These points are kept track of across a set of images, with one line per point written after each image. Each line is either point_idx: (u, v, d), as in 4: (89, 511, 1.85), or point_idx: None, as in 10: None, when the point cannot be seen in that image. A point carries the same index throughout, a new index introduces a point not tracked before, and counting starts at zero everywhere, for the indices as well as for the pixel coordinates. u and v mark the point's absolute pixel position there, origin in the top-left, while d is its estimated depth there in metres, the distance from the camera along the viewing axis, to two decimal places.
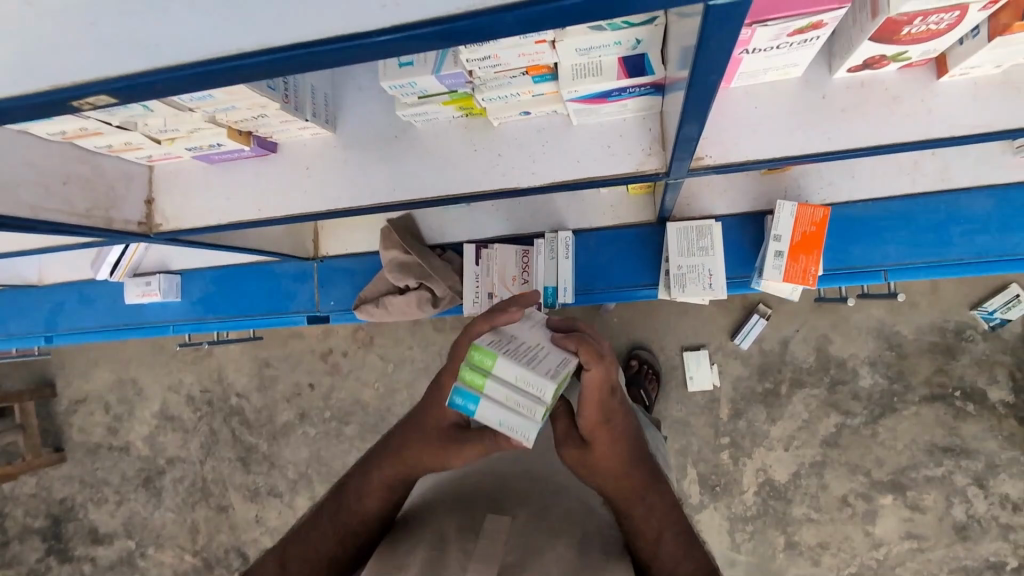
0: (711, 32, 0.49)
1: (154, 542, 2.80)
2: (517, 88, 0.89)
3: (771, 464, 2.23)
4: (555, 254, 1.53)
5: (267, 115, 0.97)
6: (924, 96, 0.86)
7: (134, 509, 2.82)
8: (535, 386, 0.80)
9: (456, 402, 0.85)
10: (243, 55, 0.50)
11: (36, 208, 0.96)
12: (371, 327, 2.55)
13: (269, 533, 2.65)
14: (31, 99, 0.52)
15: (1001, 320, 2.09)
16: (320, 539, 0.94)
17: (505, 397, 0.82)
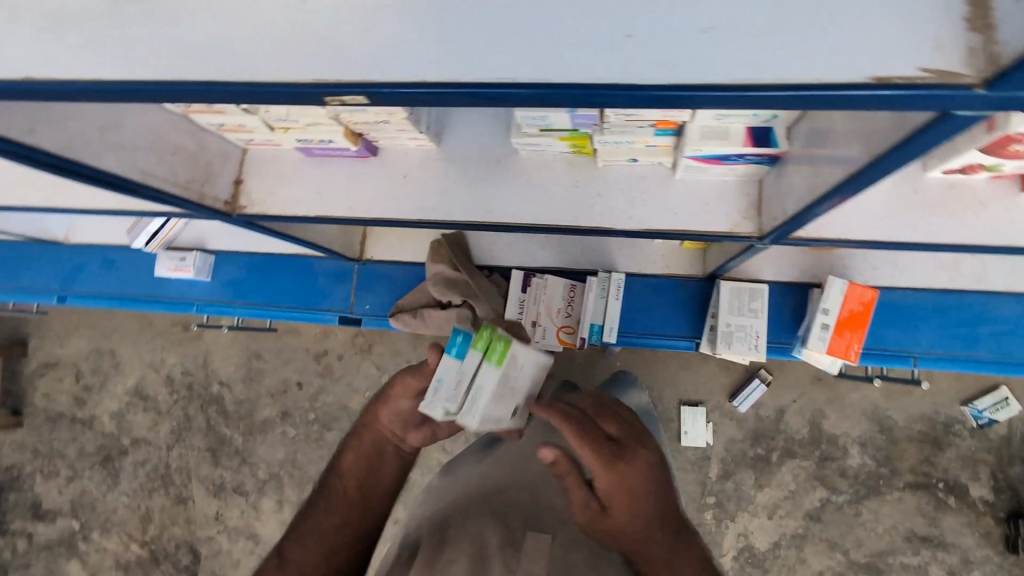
0: (917, 139, 0.51)
1: (101, 526, 2.55)
2: (635, 136, 0.94)
3: (752, 531, 2.11)
4: (606, 295, 1.57)
5: (389, 122, 1.00)
6: (1004, 205, 0.94)
7: (86, 489, 2.57)
8: (473, 406, 0.97)
9: (461, 338, 0.98)
10: (515, 85, 0.47)
11: (145, 173, 0.95)
12: (371, 333, 2.42)
13: (228, 534, 2.44)
14: (230, 89, 0.51)
15: (990, 420, 2.04)
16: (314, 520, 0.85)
17: (460, 372, 0.98)
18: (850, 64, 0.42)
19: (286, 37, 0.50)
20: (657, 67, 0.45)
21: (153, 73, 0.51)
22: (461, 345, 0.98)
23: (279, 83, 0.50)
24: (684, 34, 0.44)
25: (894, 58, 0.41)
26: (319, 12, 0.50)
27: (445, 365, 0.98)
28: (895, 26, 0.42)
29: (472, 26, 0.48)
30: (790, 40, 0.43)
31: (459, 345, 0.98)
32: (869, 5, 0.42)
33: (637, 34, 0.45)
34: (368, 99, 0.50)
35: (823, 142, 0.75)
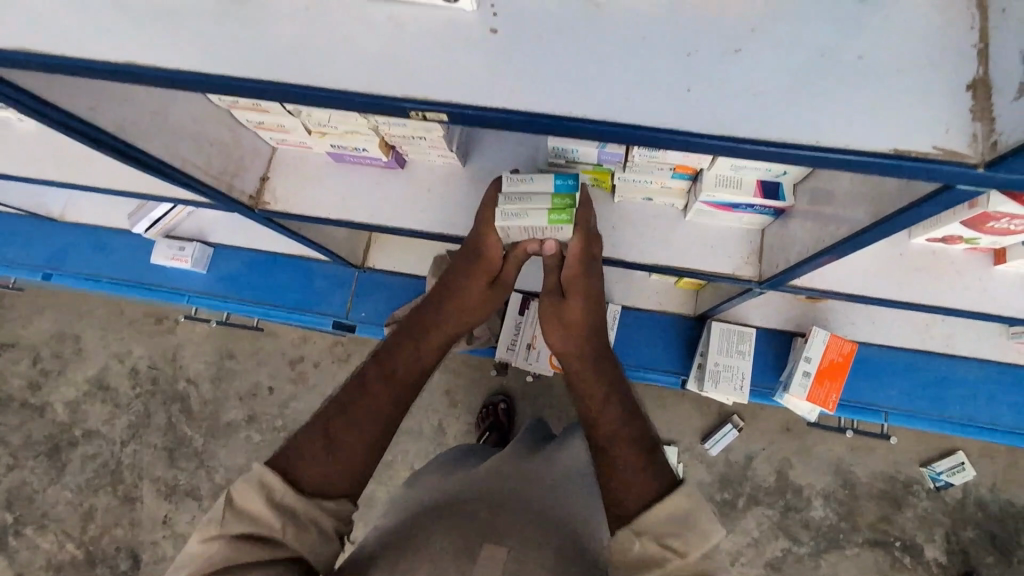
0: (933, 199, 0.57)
1: (36, 521, 2.42)
2: (654, 177, 1.01)
3: None
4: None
5: (425, 139, 1.04)
6: (980, 276, 1.03)
7: (26, 480, 2.45)
8: (514, 217, 0.94)
9: (574, 184, 0.92)
10: (584, 119, 0.52)
11: (185, 161, 0.99)
12: (353, 343, 2.42)
13: (173, 540, 2.35)
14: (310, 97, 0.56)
15: (947, 483, 2.13)
16: (374, 406, 0.91)
17: (533, 194, 0.94)
18: (874, 135, 0.48)
19: (368, 65, 0.56)
20: (712, 118, 0.51)
21: (228, 72, 0.57)
22: (568, 185, 0.92)
23: (365, 95, 0.56)
24: (737, 95, 0.51)
25: (913, 136, 0.48)
26: (404, 44, 0.56)
27: (541, 183, 0.93)
28: (913, 108, 0.48)
29: (547, 63, 0.54)
30: (826, 107, 0.49)
31: (566, 184, 0.92)
32: (894, 87, 0.49)
33: (694, 90, 0.51)
34: (447, 117, 0.56)
35: (829, 202, 0.82)
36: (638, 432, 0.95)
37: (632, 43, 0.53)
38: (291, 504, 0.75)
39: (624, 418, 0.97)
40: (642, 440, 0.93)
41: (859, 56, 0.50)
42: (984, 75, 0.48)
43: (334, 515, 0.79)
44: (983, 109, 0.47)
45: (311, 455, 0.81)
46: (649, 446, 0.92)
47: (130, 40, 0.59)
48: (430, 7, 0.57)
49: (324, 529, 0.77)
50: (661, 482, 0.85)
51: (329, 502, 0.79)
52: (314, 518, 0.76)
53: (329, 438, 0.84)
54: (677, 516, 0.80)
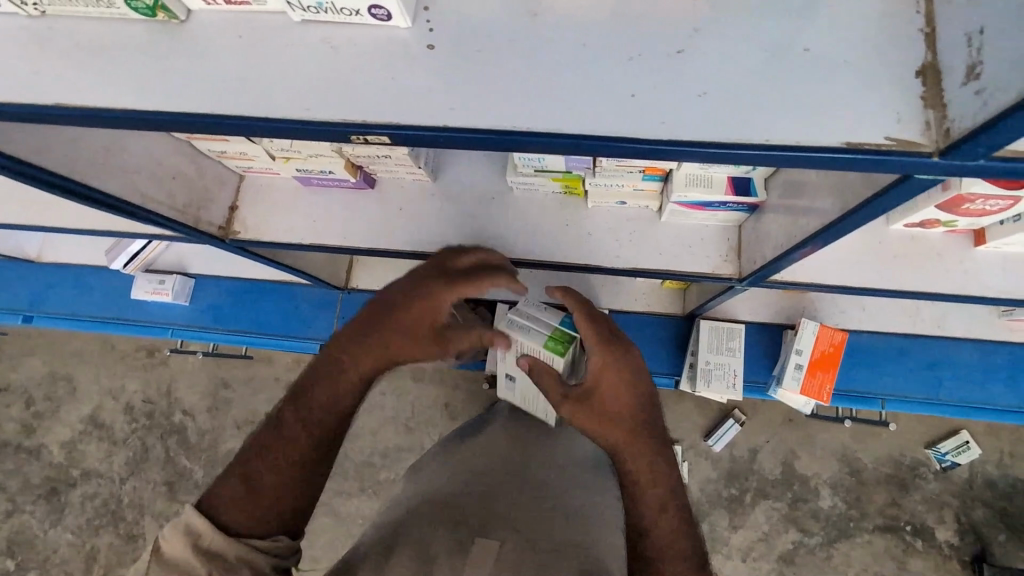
0: (902, 188, 0.54)
1: (38, 567, 2.37)
2: (624, 180, 0.99)
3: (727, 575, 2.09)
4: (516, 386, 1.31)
5: (391, 157, 1.02)
6: (961, 257, 1.01)
7: (25, 525, 2.41)
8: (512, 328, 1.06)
9: None
10: (528, 133, 0.50)
11: (145, 197, 0.97)
12: None
13: None
14: (250, 124, 0.54)
15: (953, 463, 2.10)
16: (295, 450, 0.82)
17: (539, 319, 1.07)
18: (824, 130, 0.46)
19: (307, 88, 0.54)
20: (660, 123, 0.49)
21: (166, 104, 0.55)
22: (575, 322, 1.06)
23: (304, 120, 0.54)
24: (684, 97, 0.49)
25: (865, 128, 0.46)
26: (341, 66, 0.54)
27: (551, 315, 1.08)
28: (864, 98, 0.47)
29: (488, 77, 0.52)
30: (774, 105, 0.48)
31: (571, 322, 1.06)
32: (843, 78, 0.47)
33: (639, 94, 0.50)
34: (388, 138, 0.54)
35: (800, 195, 0.80)
36: (689, 542, 0.85)
37: (573, 51, 0.52)
38: (217, 547, 0.73)
39: (679, 526, 0.86)
40: (694, 553, 0.84)
41: (805, 48, 0.49)
42: (933, 60, 0.46)
43: (265, 552, 0.76)
44: (934, 94, 0.45)
45: (234, 501, 0.77)
46: (699, 560, 0.84)
47: (72, 74, 0.57)
48: (365, 25, 0.55)
49: (258, 566, 0.74)
50: None
51: (259, 540, 0.76)
52: (242, 558, 0.73)
53: (249, 481, 0.79)
54: None
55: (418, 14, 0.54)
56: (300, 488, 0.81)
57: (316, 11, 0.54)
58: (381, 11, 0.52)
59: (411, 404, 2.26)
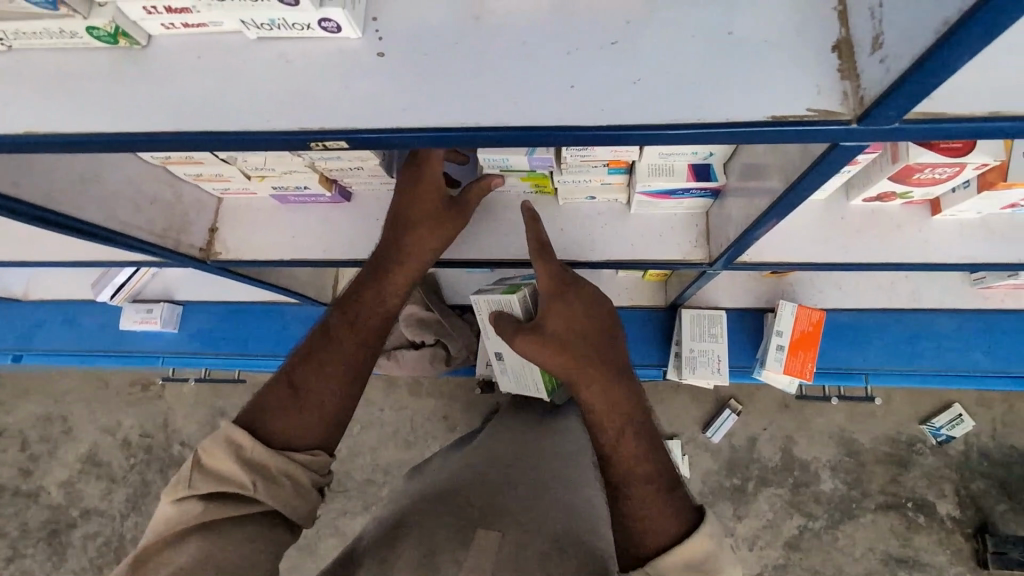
0: (838, 156, 0.57)
1: None
2: (591, 175, 1.01)
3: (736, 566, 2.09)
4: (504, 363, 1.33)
5: (364, 168, 1.04)
6: (920, 228, 1.05)
7: (28, 570, 2.38)
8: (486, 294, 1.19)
9: None
10: (478, 128, 0.53)
11: (124, 223, 0.99)
12: None
13: None
14: (216, 141, 0.56)
15: (948, 437, 2.13)
16: (340, 360, 0.87)
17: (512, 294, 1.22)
18: (752, 105, 0.49)
19: (268, 102, 0.57)
20: (600, 110, 0.52)
21: (135, 128, 0.57)
22: None
23: (268, 132, 0.56)
24: (620, 85, 0.52)
25: (789, 102, 0.49)
26: (298, 79, 0.57)
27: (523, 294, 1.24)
28: (786, 73, 0.50)
29: (437, 78, 0.55)
30: (704, 86, 0.51)
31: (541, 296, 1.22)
32: (765, 57, 0.51)
33: (579, 85, 0.53)
34: (347, 143, 0.56)
35: (756, 176, 0.84)
36: (655, 465, 0.86)
37: (514, 48, 0.55)
38: (262, 460, 0.75)
39: (643, 449, 0.87)
40: (660, 474, 0.85)
41: (730, 32, 0.52)
42: (846, 35, 0.50)
43: (309, 467, 0.79)
44: (849, 66, 0.49)
45: (281, 406, 0.81)
46: (668, 481, 0.84)
47: (43, 108, 0.59)
48: (317, 38, 0.58)
49: (300, 482, 0.76)
50: (682, 520, 0.79)
51: (302, 454, 0.78)
52: (282, 470, 0.75)
53: (294, 387, 0.82)
54: (699, 559, 0.75)
55: (367, 24, 0.57)
56: (346, 396, 0.86)
57: (269, 28, 0.56)
58: (330, 24, 0.55)
59: (410, 418, 2.27)
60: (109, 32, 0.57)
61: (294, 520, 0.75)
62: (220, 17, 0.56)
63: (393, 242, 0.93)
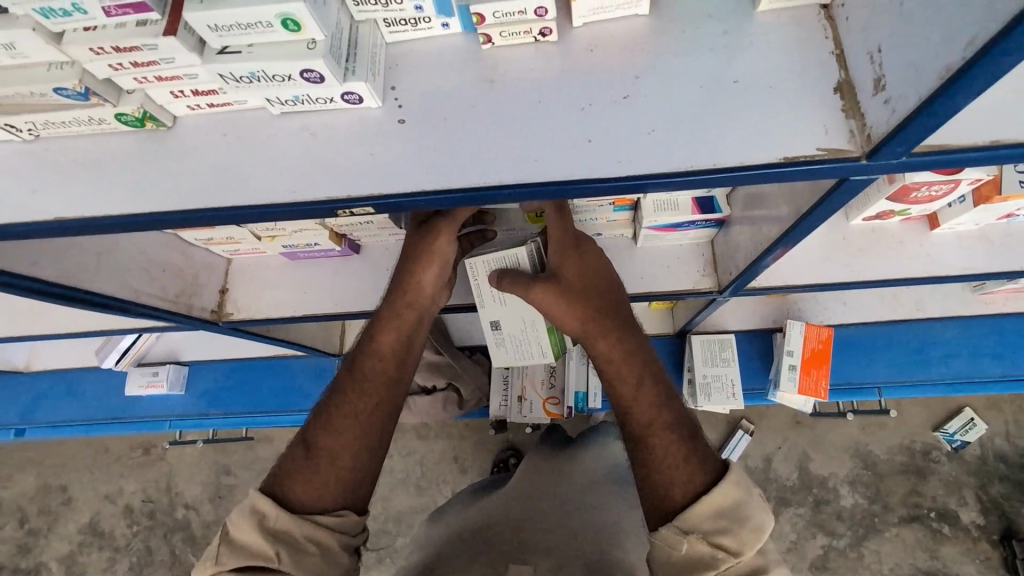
0: (847, 186, 0.60)
1: None
2: (598, 214, 1.04)
3: None
4: (503, 335, 1.09)
5: (373, 222, 1.06)
6: (921, 243, 1.07)
7: None
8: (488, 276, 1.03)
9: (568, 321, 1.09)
10: (501, 185, 0.55)
11: (138, 292, 0.99)
12: None
13: None
14: (243, 213, 0.58)
15: (962, 442, 2.11)
16: (350, 412, 0.84)
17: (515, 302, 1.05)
18: (763, 148, 0.52)
19: (294, 172, 0.58)
20: (617, 161, 0.54)
21: (162, 205, 0.59)
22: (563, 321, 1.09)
23: (295, 203, 0.57)
24: (634, 136, 0.54)
25: (798, 143, 0.51)
26: (323, 150, 0.59)
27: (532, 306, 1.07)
28: (793, 115, 0.52)
29: (457, 141, 0.57)
30: (715, 132, 0.53)
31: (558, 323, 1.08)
32: (771, 101, 0.53)
33: (596, 138, 0.55)
34: (373, 209, 0.58)
35: (760, 205, 0.86)
36: (674, 415, 0.85)
37: (529, 107, 0.57)
38: (285, 527, 0.73)
39: (661, 399, 0.86)
40: (680, 424, 0.83)
41: (735, 80, 0.55)
42: (846, 77, 0.52)
43: (336, 529, 0.77)
44: (853, 106, 0.51)
45: (297, 470, 0.79)
46: (688, 430, 0.83)
47: (68, 192, 0.60)
48: (339, 110, 0.60)
49: (328, 548, 0.74)
50: (708, 470, 0.78)
51: (325, 516, 0.76)
52: (310, 536, 0.74)
53: (308, 448, 0.81)
54: (728, 508, 0.73)
55: (386, 93, 0.60)
56: (360, 448, 0.82)
57: (293, 104, 0.58)
58: (353, 96, 0.57)
59: (421, 463, 2.23)
60: (137, 117, 0.59)
61: None
62: (245, 96, 0.59)
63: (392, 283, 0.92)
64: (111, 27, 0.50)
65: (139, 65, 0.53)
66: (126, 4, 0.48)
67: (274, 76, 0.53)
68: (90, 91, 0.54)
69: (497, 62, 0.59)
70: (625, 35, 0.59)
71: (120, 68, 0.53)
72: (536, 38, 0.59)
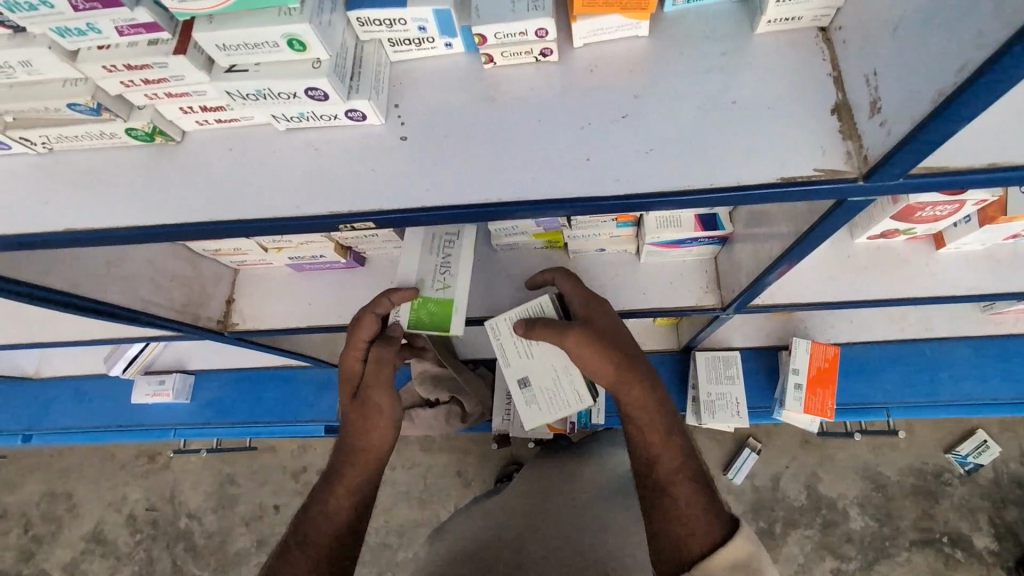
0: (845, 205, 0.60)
1: None
2: (600, 230, 1.04)
3: None
4: (533, 391, 0.95)
5: (378, 235, 1.07)
6: (927, 262, 1.06)
7: None
8: (504, 331, 0.98)
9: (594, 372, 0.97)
10: (500, 203, 0.55)
11: (145, 301, 1.01)
12: None
13: None
14: (249, 226, 0.59)
15: (976, 465, 2.07)
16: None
17: (534, 348, 0.96)
18: (759, 169, 0.52)
19: (298, 187, 0.59)
20: (615, 180, 0.54)
21: (169, 217, 0.60)
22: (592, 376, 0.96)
23: (297, 217, 0.58)
24: (633, 155, 0.55)
25: (796, 164, 0.51)
26: (327, 164, 0.60)
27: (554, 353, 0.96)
28: (790, 137, 0.53)
29: (458, 157, 0.58)
30: (712, 152, 0.54)
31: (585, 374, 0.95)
32: (768, 122, 0.54)
33: (594, 157, 0.55)
34: (374, 224, 0.58)
35: (762, 223, 0.86)
36: (696, 468, 0.82)
37: (529, 126, 0.58)
38: None
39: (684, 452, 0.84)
40: (702, 478, 0.81)
41: (733, 101, 0.55)
42: (844, 99, 0.53)
43: None
44: (850, 128, 0.52)
45: None
46: (709, 485, 0.81)
47: (80, 204, 0.62)
48: (344, 126, 0.61)
49: None
50: (726, 521, 0.74)
51: None
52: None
53: None
54: (740, 559, 0.70)
55: (389, 110, 0.61)
56: None
57: (298, 120, 0.60)
58: (356, 113, 0.58)
59: (423, 476, 2.21)
60: (148, 131, 0.60)
61: None
62: (252, 112, 0.60)
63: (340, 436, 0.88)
64: (123, 46, 0.52)
65: (150, 81, 0.54)
66: (137, 24, 0.49)
67: (280, 94, 0.55)
68: (102, 106, 0.56)
69: (499, 81, 0.60)
70: (624, 56, 0.60)
71: (132, 85, 0.55)
72: (537, 58, 0.60)
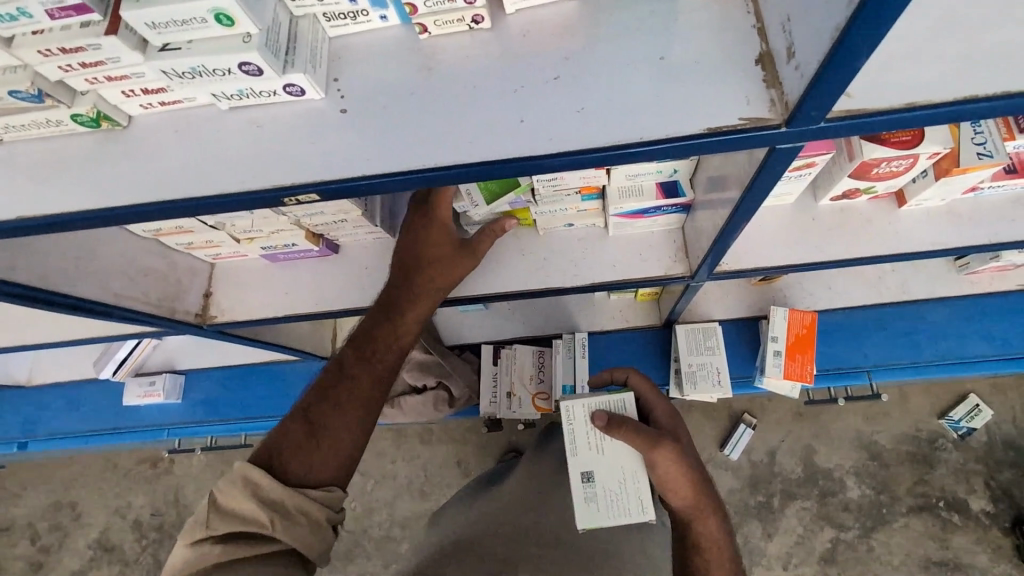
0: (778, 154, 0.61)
1: None
2: (566, 204, 1.05)
3: None
4: (596, 491, 0.94)
5: (347, 220, 1.08)
6: (889, 220, 1.07)
7: None
8: (578, 421, 0.97)
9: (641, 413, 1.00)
10: (439, 168, 0.56)
11: (118, 295, 1.02)
12: None
13: None
14: (196, 204, 0.60)
15: (969, 429, 2.09)
16: (358, 396, 0.85)
17: (602, 445, 0.95)
18: (687, 120, 0.53)
19: (244, 165, 0.60)
20: (549, 139, 0.55)
21: (120, 201, 0.61)
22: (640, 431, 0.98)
23: (243, 193, 0.59)
24: (566, 113, 0.56)
25: (722, 112, 0.52)
26: (271, 140, 0.61)
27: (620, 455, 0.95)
28: (716, 87, 0.54)
29: (397, 125, 0.59)
30: (641, 106, 0.55)
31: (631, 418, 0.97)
32: (695, 74, 0.55)
33: (528, 118, 0.56)
34: (318, 196, 0.60)
35: (719, 187, 0.87)
36: None
37: (465, 92, 0.59)
38: (277, 498, 0.74)
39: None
40: None
41: (661, 56, 0.56)
42: (768, 49, 0.54)
43: (324, 503, 0.78)
44: (773, 76, 0.52)
45: (295, 447, 0.80)
46: None
47: (33, 196, 0.62)
48: (285, 103, 0.62)
49: (317, 520, 0.76)
50: None
51: (318, 491, 0.78)
52: (299, 506, 0.75)
53: (310, 426, 0.81)
54: None
55: (329, 85, 0.62)
56: (362, 433, 0.85)
57: (239, 98, 0.61)
58: (295, 88, 0.59)
59: (423, 467, 2.23)
60: (93, 117, 0.61)
61: (312, 558, 0.75)
62: (192, 93, 0.61)
63: (412, 280, 0.92)
64: (57, 30, 0.53)
65: (88, 65, 0.56)
66: (67, 6, 0.50)
67: (215, 71, 0.56)
68: (42, 92, 0.57)
69: (435, 51, 0.61)
70: (556, 19, 0.60)
71: (70, 69, 0.56)
72: (471, 26, 0.61)
